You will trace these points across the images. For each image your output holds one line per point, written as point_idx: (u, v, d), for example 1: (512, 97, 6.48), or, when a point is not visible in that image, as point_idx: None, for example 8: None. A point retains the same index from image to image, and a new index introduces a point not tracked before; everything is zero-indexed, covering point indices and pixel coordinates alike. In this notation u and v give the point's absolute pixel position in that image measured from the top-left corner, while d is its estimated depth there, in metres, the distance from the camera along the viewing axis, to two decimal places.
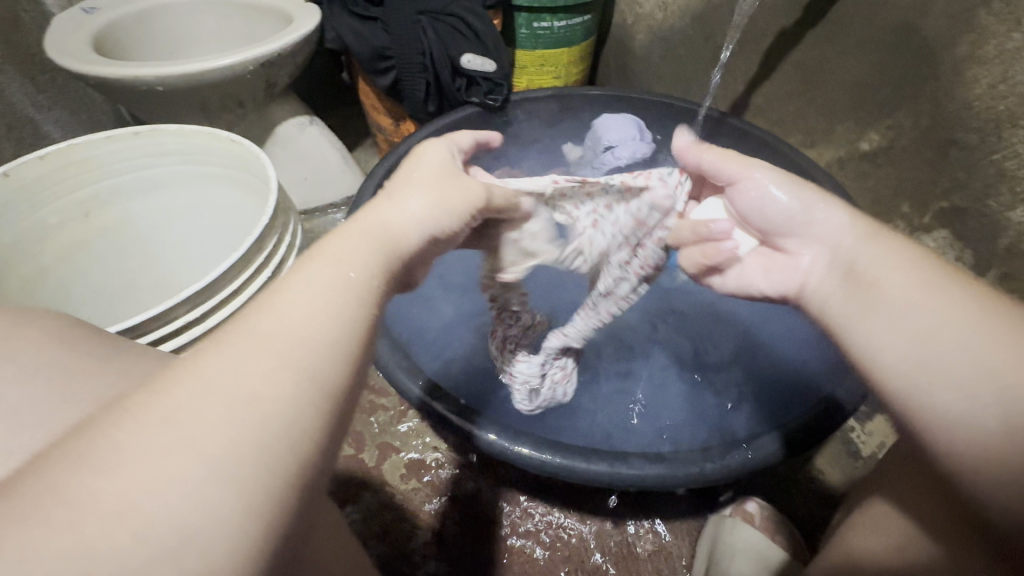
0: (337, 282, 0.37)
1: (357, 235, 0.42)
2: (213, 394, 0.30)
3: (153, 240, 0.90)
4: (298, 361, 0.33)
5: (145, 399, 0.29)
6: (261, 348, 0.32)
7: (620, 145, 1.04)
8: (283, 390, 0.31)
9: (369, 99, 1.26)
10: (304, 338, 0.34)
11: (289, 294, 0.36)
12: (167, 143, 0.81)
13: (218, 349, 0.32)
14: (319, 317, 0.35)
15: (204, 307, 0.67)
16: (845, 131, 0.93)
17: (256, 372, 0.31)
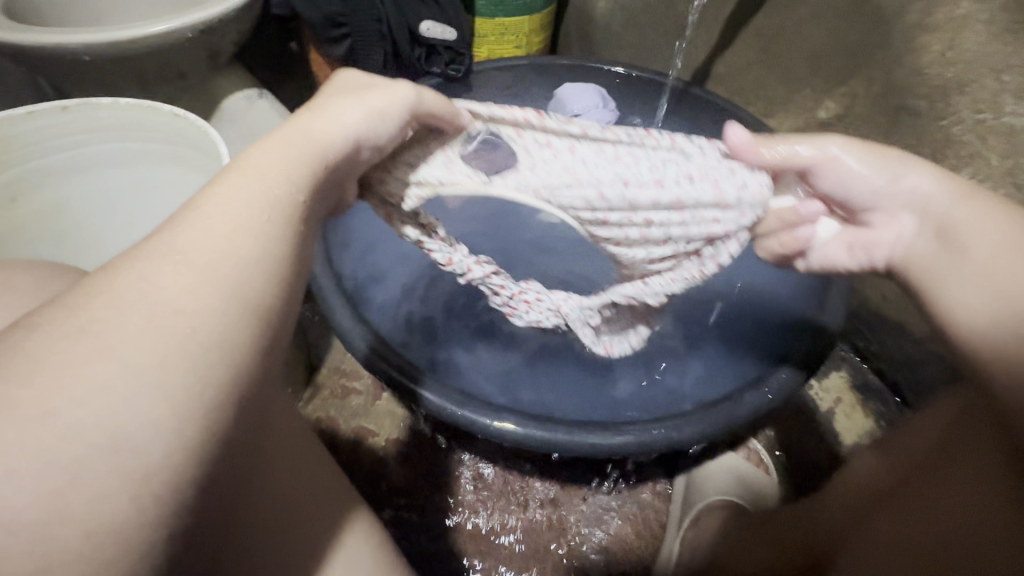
0: (258, 193, 0.38)
1: (281, 143, 0.42)
2: (132, 307, 0.32)
3: (93, 226, 0.83)
4: (217, 274, 0.34)
5: (72, 312, 0.31)
6: (178, 261, 0.34)
7: (585, 114, 1.01)
8: (202, 300, 0.33)
9: (322, 70, 1.19)
10: (223, 253, 0.35)
11: (206, 207, 0.37)
12: (103, 119, 0.74)
13: (138, 263, 0.34)
14: (240, 232, 0.36)
15: None
16: (803, 99, 0.95)
17: (175, 284, 0.33)
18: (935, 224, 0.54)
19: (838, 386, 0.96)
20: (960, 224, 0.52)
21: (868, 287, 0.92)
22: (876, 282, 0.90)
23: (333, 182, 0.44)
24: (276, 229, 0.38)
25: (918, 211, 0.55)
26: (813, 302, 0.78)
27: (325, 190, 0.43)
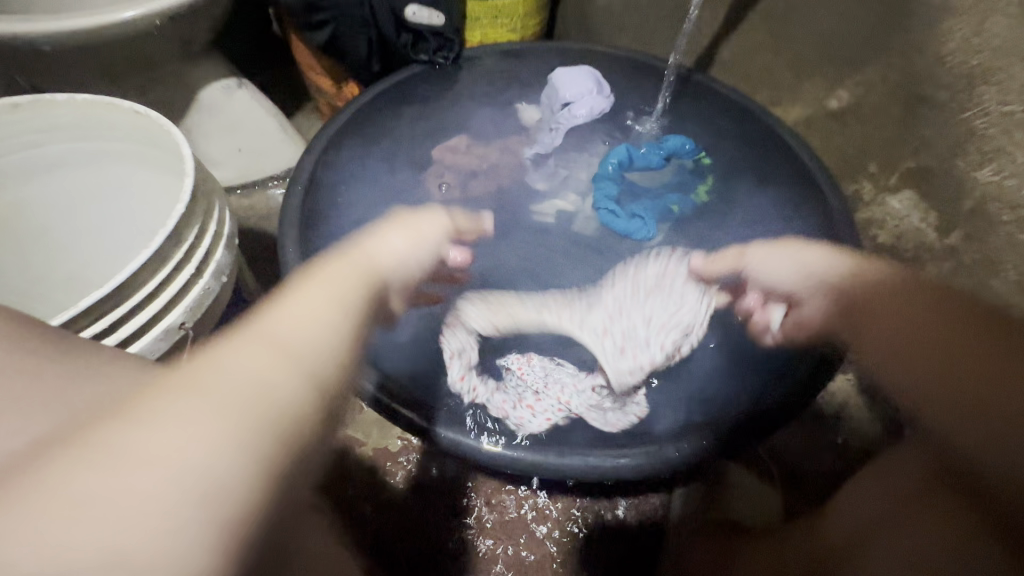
0: (333, 294, 0.42)
1: (351, 258, 0.47)
2: (230, 376, 0.32)
3: (53, 230, 0.77)
4: (300, 356, 0.35)
5: (169, 381, 0.31)
6: (269, 343, 0.35)
7: (578, 101, 0.95)
8: (287, 378, 0.34)
9: (305, 58, 1.13)
10: (308, 342, 0.37)
11: (291, 300, 0.39)
12: (61, 115, 0.69)
13: (233, 344, 0.34)
14: (310, 313, 0.38)
15: (116, 310, 0.53)
16: (815, 86, 0.90)
17: (262, 363, 0.33)
18: (843, 304, 0.53)
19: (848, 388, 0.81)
20: (853, 301, 0.52)
21: None
22: None
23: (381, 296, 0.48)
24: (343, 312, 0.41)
25: (820, 291, 0.56)
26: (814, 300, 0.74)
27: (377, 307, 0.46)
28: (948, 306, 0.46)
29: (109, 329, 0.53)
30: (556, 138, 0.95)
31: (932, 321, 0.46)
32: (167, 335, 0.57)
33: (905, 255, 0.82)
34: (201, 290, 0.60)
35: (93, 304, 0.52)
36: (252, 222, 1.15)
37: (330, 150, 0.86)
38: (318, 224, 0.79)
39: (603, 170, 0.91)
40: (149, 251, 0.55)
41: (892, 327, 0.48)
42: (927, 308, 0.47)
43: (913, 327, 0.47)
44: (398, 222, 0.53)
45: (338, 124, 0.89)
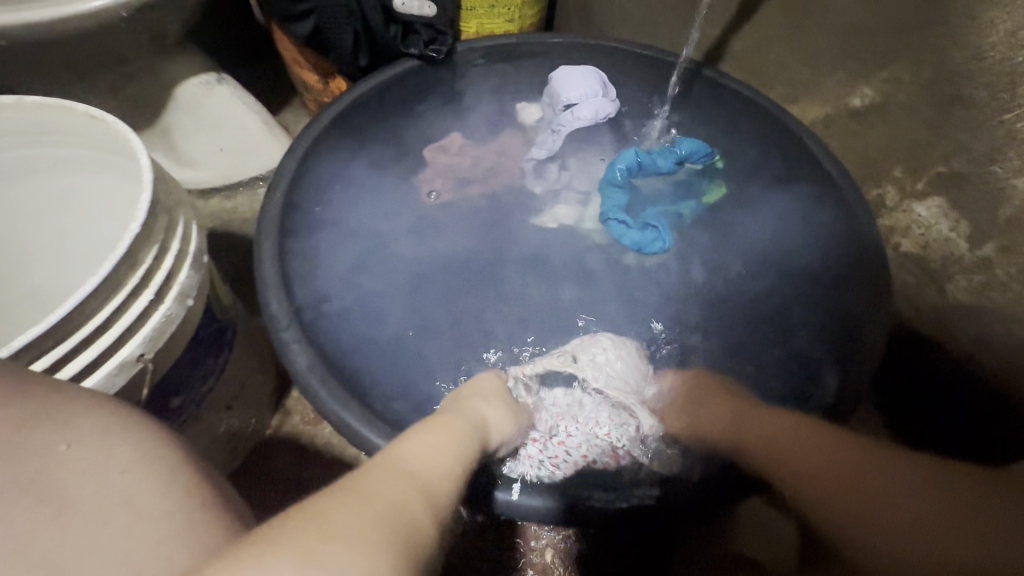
0: (449, 448, 0.47)
1: (453, 415, 0.54)
2: (382, 497, 0.36)
3: (13, 245, 0.71)
4: (430, 491, 0.40)
5: (327, 494, 0.35)
6: (407, 478, 0.40)
7: (582, 103, 0.88)
8: (420, 508, 0.37)
9: (288, 51, 1.06)
10: (436, 481, 0.42)
11: (418, 444, 0.46)
12: (9, 120, 0.62)
13: (378, 474, 0.39)
14: (432, 464, 0.44)
15: (61, 345, 0.47)
16: (837, 85, 0.83)
17: (402, 491, 0.38)
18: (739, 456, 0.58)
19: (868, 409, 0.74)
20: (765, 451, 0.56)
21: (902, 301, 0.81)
22: (911, 294, 0.80)
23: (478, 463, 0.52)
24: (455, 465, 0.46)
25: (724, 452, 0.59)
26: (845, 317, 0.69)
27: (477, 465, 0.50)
28: (862, 444, 0.53)
29: (54, 366, 0.47)
30: (558, 140, 0.88)
31: (863, 464, 0.51)
32: (123, 369, 0.52)
33: (932, 267, 0.77)
34: (162, 317, 0.54)
35: (33, 340, 0.46)
36: (235, 227, 1.09)
37: (312, 153, 0.80)
38: (299, 236, 0.73)
39: (613, 175, 0.84)
40: (97, 277, 0.48)
41: (818, 458, 0.53)
42: (844, 445, 0.53)
43: (835, 460, 0.52)
44: (483, 383, 0.62)
45: (321, 125, 0.82)
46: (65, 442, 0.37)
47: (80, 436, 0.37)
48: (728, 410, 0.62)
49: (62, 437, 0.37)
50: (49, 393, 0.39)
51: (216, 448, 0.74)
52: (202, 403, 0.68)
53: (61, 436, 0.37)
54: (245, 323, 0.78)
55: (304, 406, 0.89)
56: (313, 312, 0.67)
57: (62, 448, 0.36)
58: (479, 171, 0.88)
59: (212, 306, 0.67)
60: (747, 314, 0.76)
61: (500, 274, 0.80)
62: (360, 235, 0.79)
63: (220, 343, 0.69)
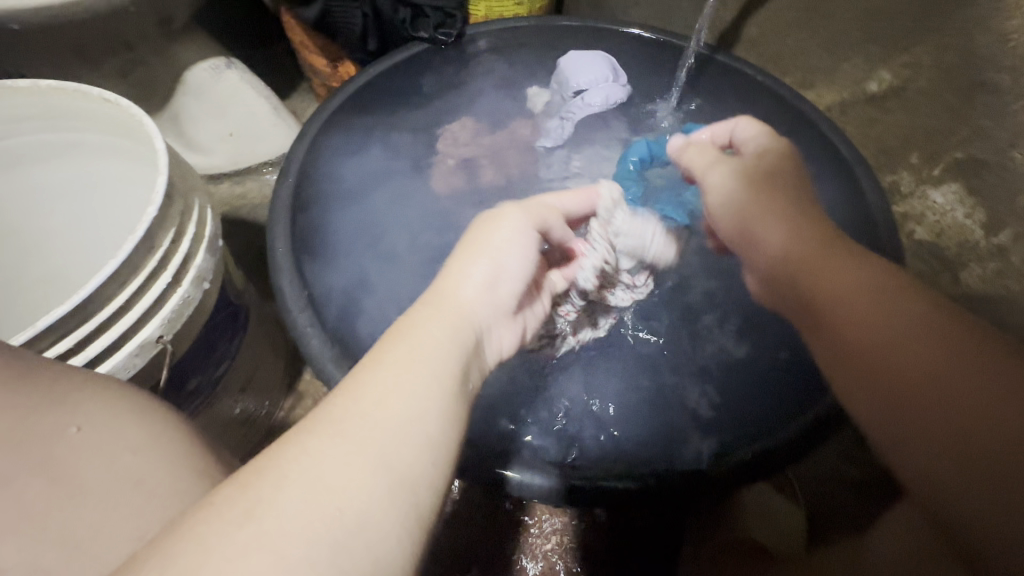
0: (414, 359, 0.37)
1: (427, 312, 0.41)
2: (295, 486, 0.28)
3: (28, 229, 0.73)
4: (379, 448, 0.31)
5: (219, 498, 0.28)
6: (339, 438, 0.31)
7: (592, 89, 0.86)
8: (365, 478, 0.30)
9: (297, 36, 1.05)
10: (384, 427, 0.32)
11: (369, 373, 0.35)
12: (21, 106, 0.63)
13: (301, 443, 0.31)
14: (401, 397, 0.34)
15: (84, 327, 0.48)
16: (853, 69, 0.83)
17: (328, 467, 0.30)
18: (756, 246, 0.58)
19: None
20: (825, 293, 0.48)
21: None
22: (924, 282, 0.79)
23: (475, 364, 0.42)
24: (434, 396, 0.35)
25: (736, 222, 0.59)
26: None
27: (472, 381, 0.40)
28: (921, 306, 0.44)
29: (76, 347, 0.48)
30: (568, 126, 0.87)
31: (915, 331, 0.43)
32: (144, 349, 0.52)
33: (946, 254, 0.76)
34: (179, 300, 0.54)
35: (55, 322, 0.46)
36: (244, 212, 1.09)
37: (322, 138, 0.78)
38: (310, 222, 0.73)
39: (625, 170, 0.78)
40: (116, 260, 0.49)
41: (858, 303, 0.46)
42: (942, 333, 0.42)
43: (874, 309, 0.45)
44: (473, 244, 0.46)
45: (330, 108, 0.81)
46: (76, 425, 0.37)
47: (91, 420, 0.37)
48: (781, 230, 0.54)
49: (74, 419, 0.37)
50: (50, 378, 0.38)
51: (231, 430, 0.75)
52: (217, 386, 0.69)
53: (73, 418, 0.37)
54: (257, 308, 0.79)
55: (316, 390, 0.90)
56: (325, 298, 0.67)
57: (73, 431, 0.36)
58: (490, 156, 0.88)
59: (226, 290, 0.67)
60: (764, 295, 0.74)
61: None
62: (362, 213, 0.79)
63: (234, 326, 0.69)
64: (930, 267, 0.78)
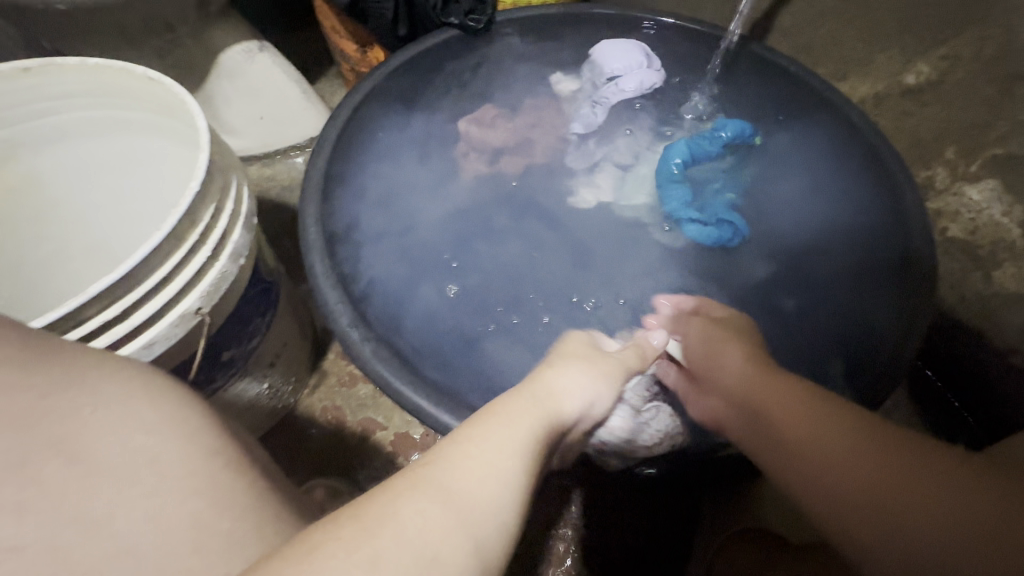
0: (510, 444, 0.37)
1: (521, 398, 0.43)
2: (401, 545, 0.28)
3: (76, 202, 0.77)
4: (472, 523, 0.31)
5: (338, 532, 0.29)
6: (442, 501, 0.31)
7: (626, 75, 0.88)
8: (455, 549, 0.30)
9: (328, 20, 1.07)
10: (482, 500, 0.33)
11: (467, 441, 0.37)
12: (68, 85, 0.65)
13: (400, 491, 0.32)
14: (495, 478, 0.34)
15: (130, 295, 0.50)
16: (888, 61, 0.82)
17: (431, 526, 0.30)
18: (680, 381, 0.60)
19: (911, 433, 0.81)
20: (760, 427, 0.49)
21: (944, 285, 0.78)
22: (956, 279, 0.77)
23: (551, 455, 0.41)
24: (523, 479, 0.36)
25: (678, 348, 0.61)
26: (881, 290, 0.69)
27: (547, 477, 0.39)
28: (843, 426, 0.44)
29: (121, 316, 0.50)
30: (601, 112, 0.88)
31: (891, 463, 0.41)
32: (183, 321, 0.55)
33: (979, 252, 0.74)
34: (217, 274, 0.56)
35: (103, 290, 0.48)
36: (273, 193, 1.11)
37: (353, 122, 0.80)
38: (342, 199, 0.75)
39: (666, 170, 0.80)
40: (161, 232, 0.51)
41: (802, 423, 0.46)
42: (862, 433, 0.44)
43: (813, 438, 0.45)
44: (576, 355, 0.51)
45: (373, 80, 0.84)
46: (90, 406, 0.34)
47: (104, 401, 0.35)
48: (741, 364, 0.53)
49: (89, 401, 0.34)
50: (69, 355, 0.36)
51: (259, 402, 0.78)
52: (248, 358, 0.71)
53: (88, 399, 0.34)
54: (287, 285, 0.81)
55: (339, 368, 0.92)
56: (352, 277, 0.69)
57: (88, 412, 0.34)
58: (512, 144, 0.88)
59: (259, 267, 0.69)
60: (779, 286, 0.75)
61: (520, 233, 0.82)
62: (393, 182, 0.82)
63: (266, 302, 0.72)
64: (961, 265, 0.76)
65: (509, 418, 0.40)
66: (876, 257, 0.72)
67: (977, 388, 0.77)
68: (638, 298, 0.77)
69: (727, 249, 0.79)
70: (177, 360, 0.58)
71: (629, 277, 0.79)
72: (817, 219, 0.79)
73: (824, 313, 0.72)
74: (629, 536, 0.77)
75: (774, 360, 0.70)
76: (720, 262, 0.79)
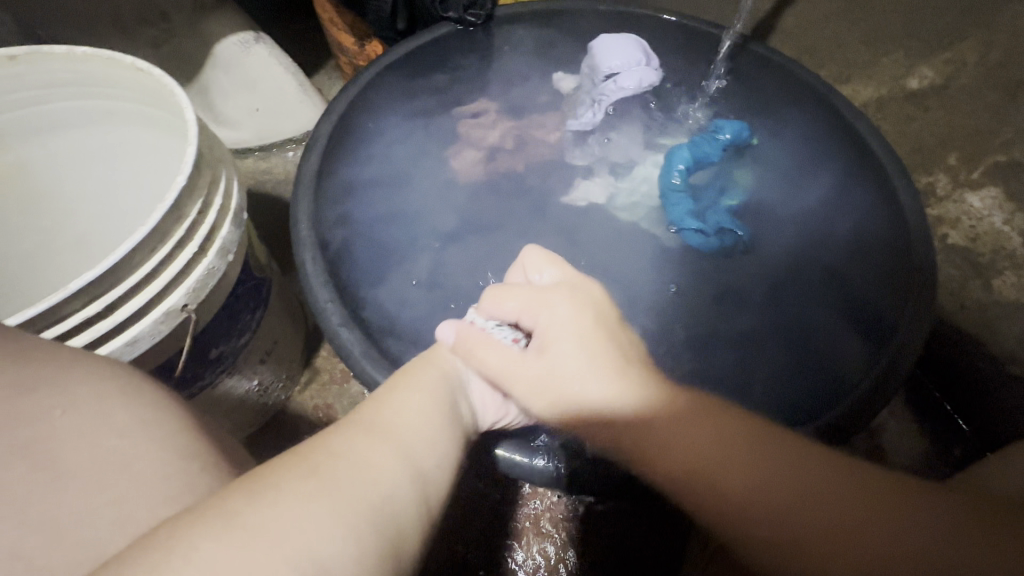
0: (421, 396, 0.45)
1: (425, 362, 0.50)
2: (341, 461, 0.34)
3: (66, 193, 0.76)
4: (401, 445, 0.38)
5: (272, 464, 0.33)
6: (369, 435, 0.38)
7: (625, 73, 0.83)
8: (387, 465, 0.36)
9: (326, 12, 1.05)
10: (404, 432, 0.40)
11: (386, 400, 0.43)
12: (58, 74, 0.64)
13: (334, 434, 0.37)
14: (420, 420, 0.42)
15: (113, 291, 0.49)
16: (894, 63, 0.83)
17: (368, 453, 0.36)
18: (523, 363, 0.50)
19: (913, 440, 0.80)
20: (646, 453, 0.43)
21: (943, 293, 0.74)
22: (954, 287, 0.74)
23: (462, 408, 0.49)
24: (439, 419, 0.43)
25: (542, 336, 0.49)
26: (882, 296, 0.68)
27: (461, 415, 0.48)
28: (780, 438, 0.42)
29: (104, 312, 0.49)
30: (598, 112, 0.85)
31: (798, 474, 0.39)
32: (168, 317, 0.53)
33: (979, 260, 0.73)
34: (204, 271, 0.55)
35: (86, 285, 0.47)
36: (269, 187, 1.10)
37: (347, 115, 0.76)
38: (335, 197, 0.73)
39: (671, 179, 0.78)
40: (146, 227, 0.50)
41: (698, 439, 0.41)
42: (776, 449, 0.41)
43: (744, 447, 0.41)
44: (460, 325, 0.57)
45: (369, 76, 0.79)
46: (61, 407, 0.34)
47: (76, 403, 0.34)
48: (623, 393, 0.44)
49: (60, 403, 0.34)
50: (46, 355, 0.36)
51: (249, 400, 0.77)
52: (238, 356, 0.70)
53: (58, 401, 0.34)
54: (279, 281, 0.80)
55: (332, 366, 0.91)
56: (344, 277, 0.67)
57: (58, 414, 0.33)
58: (509, 142, 0.86)
59: (250, 263, 0.68)
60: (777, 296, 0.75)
61: (516, 233, 0.81)
62: (389, 178, 0.81)
63: (257, 299, 0.71)
64: (962, 272, 0.74)
65: (420, 377, 0.47)
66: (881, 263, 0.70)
67: (975, 396, 0.76)
68: (635, 300, 0.76)
69: (726, 254, 0.78)
70: (164, 357, 0.57)
71: (624, 280, 0.78)
72: (818, 224, 0.78)
73: (819, 320, 0.71)
74: (618, 539, 0.77)
75: (770, 366, 0.70)
76: (716, 266, 0.78)
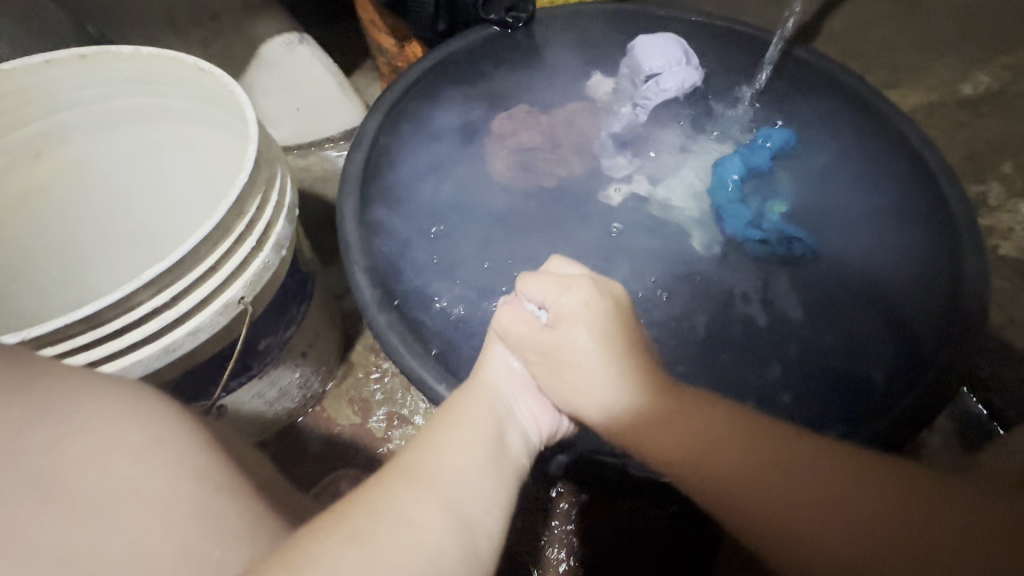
0: (468, 434, 0.44)
1: (471, 395, 0.48)
2: (383, 519, 0.34)
3: (124, 187, 0.80)
4: (449, 495, 0.38)
5: (321, 523, 0.34)
6: (412, 484, 0.38)
7: (666, 73, 0.85)
8: (434, 522, 0.36)
9: (368, 13, 1.07)
10: (451, 478, 0.39)
11: (433, 442, 0.42)
12: (122, 73, 0.67)
13: (384, 486, 0.37)
14: (468, 463, 0.41)
15: (180, 282, 0.51)
16: (942, 70, 0.83)
17: (413, 508, 0.36)
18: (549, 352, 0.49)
19: None
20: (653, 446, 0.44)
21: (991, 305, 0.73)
22: (1005, 299, 0.72)
23: (512, 437, 0.47)
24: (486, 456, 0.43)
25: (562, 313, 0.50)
26: (934, 298, 0.67)
27: (513, 451, 0.46)
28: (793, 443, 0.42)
29: (170, 302, 0.51)
30: (643, 113, 0.87)
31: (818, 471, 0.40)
32: (227, 309, 0.55)
33: None
34: (261, 264, 0.57)
35: (156, 277, 0.49)
36: (307, 184, 1.12)
37: (394, 109, 0.81)
38: (381, 200, 0.75)
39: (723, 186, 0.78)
40: (210, 223, 0.51)
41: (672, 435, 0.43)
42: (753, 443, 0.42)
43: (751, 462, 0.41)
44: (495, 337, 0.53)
45: (421, 68, 0.85)
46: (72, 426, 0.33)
47: (88, 421, 0.34)
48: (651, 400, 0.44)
49: (68, 423, 0.33)
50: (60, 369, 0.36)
51: (290, 390, 0.79)
52: (283, 348, 0.72)
53: (67, 421, 0.33)
54: (320, 277, 0.82)
55: (367, 361, 0.93)
56: (388, 269, 0.69)
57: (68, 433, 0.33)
58: (553, 139, 0.87)
59: (297, 259, 0.70)
60: (819, 298, 0.73)
61: (558, 228, 0.82)
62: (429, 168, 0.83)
63: (302, 293, 0.72)
64: (1014, 284, 0.73)
65: (461, 413, 0.46)
66: (935, 267, 0.69)
67: None
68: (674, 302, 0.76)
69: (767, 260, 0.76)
70: (218, 348, 0.59)
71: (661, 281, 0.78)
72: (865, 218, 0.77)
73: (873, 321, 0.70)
74: (647, 542, 0.77)
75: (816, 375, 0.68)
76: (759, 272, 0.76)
